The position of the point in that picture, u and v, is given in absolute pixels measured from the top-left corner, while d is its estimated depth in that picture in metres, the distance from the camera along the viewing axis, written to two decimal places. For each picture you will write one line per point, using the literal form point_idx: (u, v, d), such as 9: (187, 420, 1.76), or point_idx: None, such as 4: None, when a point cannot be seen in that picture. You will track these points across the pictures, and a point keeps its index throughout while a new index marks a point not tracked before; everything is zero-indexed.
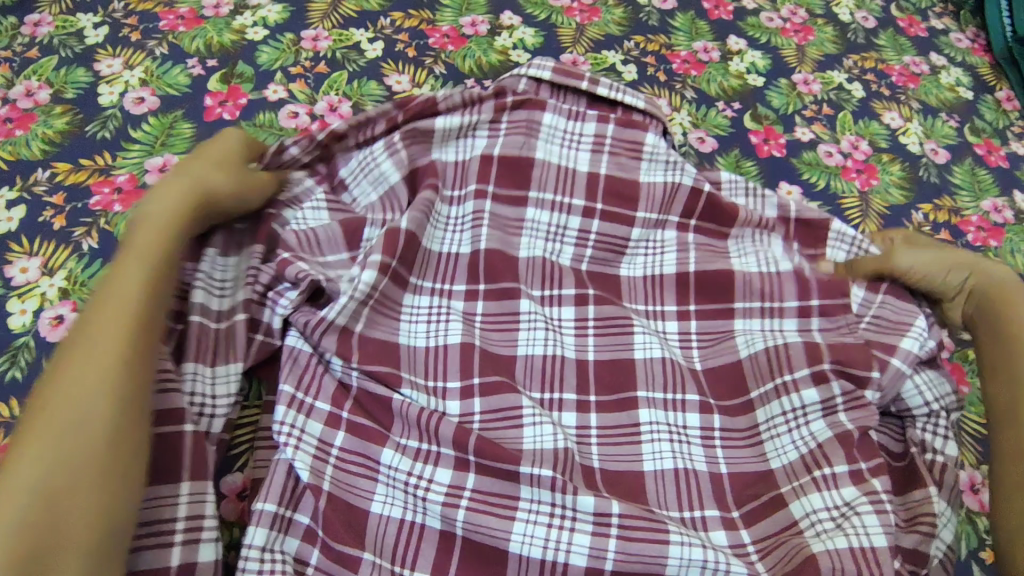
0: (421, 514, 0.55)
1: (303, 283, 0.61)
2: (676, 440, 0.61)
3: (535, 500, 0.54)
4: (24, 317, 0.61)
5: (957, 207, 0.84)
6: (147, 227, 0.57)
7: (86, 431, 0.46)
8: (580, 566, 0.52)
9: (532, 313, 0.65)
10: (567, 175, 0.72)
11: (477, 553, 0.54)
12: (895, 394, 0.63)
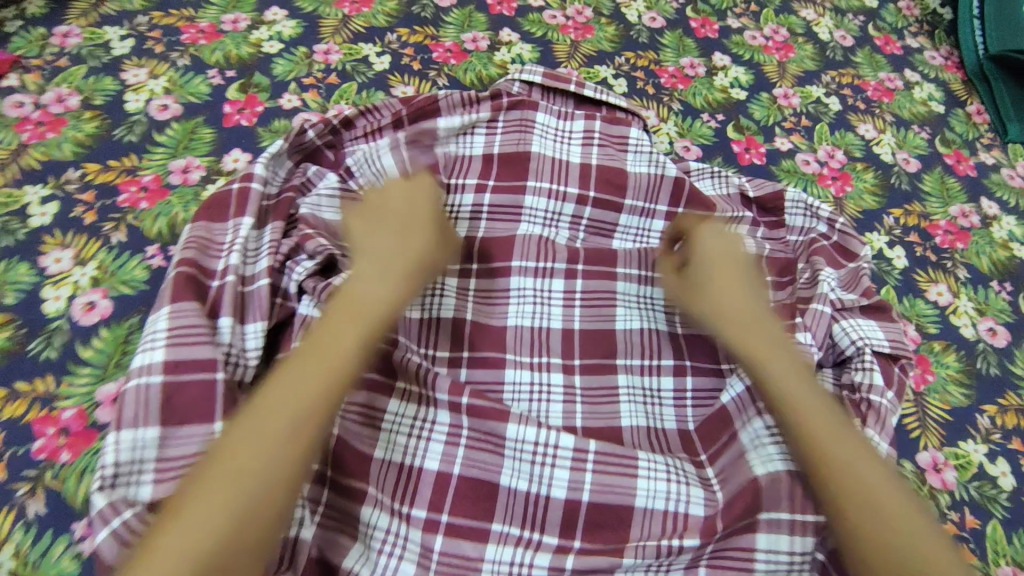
0: (420, 457, 0.60)
1: (320, 255, 0.67)
2: (648, 402, 0.68)
3: (520, 439, 0.60)
4: (58, 303, 0.66)
5: (926, 212, 0.90)
6: (360, 292, 0.58)
7: (265, 491, 0.47)
8: (561, 498, 0.59)
9: (521, 289, 0.73)
10: (561, 166, 0.79)
11: (470, 494, 0.60)
12: (823, 334, 0.74)
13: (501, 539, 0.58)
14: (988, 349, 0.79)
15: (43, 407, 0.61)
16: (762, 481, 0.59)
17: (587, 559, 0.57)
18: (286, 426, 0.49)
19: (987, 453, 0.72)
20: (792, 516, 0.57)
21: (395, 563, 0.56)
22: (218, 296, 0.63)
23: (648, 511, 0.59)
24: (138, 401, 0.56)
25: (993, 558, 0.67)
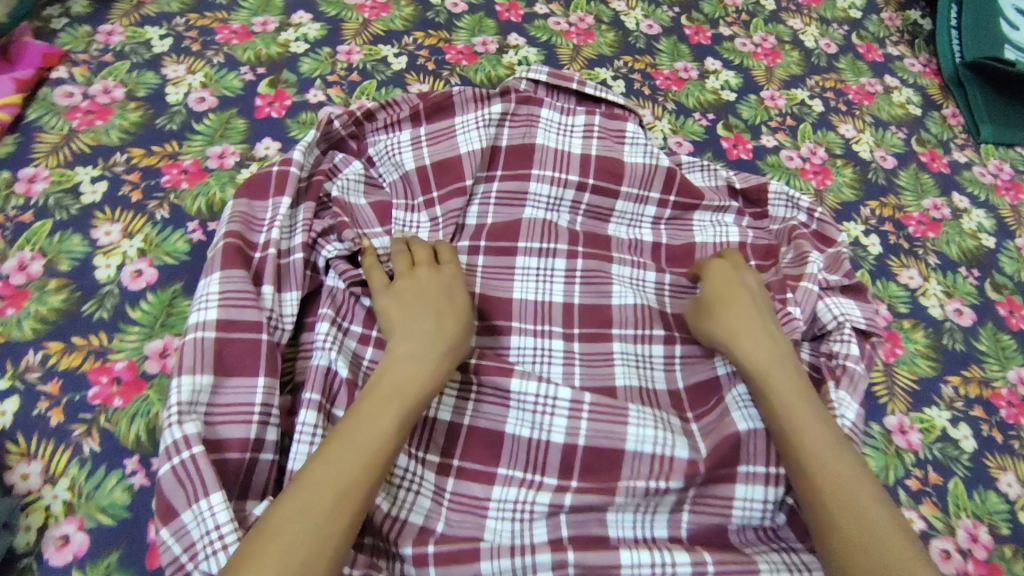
0: (434, 409, 0.67)
1: (353, 243, 0.75)
2: (641, 365, 0.75)
3: (522, 391, 0.67)
4: (109, 270, 0.74)
5: (901, 205, 0.98)
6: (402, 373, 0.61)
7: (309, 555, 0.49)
8: (560, 443, 0.66)
9: (525, 267, 0.80)
10: (563, 156, 0.87)
11: (479, 441, 0.67)
12: (811, 311, 0.80)
13: (506, 481, 0.65)
14: (954, 327, 0.86)
15: (97, 359, 0.68)
16: (744, 439, 0.67)
17: (584, 496, 0.63)
18: (330, 495, 0.52)
19: (950, 419, 0.79)
20: (768, 470, 0.65)
21: (412, 500, 0.63)
22: (261, 266, 0.72)
23: (637, 455, 0.66)
24: (196, 350, 0.65)
25: (954, 511, 0.74)
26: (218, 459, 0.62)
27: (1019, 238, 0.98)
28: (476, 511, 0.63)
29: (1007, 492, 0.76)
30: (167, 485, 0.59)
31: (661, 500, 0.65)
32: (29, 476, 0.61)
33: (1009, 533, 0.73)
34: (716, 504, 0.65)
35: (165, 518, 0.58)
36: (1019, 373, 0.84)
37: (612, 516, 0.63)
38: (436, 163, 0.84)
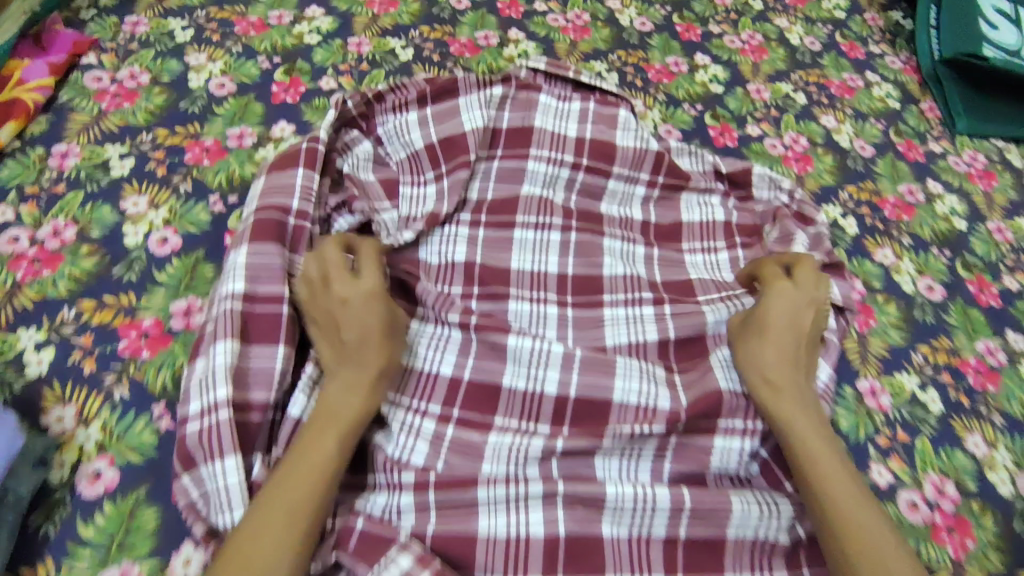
0: (436, 366, 0.73)
1: (360, 217, 0.85)
2: (631, 324, 0.80)
3: (518, 349, 0.73)
4: (137, 237, 0.80)
5: (877, 190, 1.03)
6: (332, 407, 0.64)
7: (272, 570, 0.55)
8: (553, 394, 0.71)
9: (523, 240, 0.86)
10: (559, 139, 0.94)
11: (477, 395, 0.71)
12: None
13: (502, 429, 0.70)
14: (925, 302, 0.92)
15: (127, 316, 0.74)
16: (727, 395, 0.72)
17: (575, 441, 0.68)
18: (281, 517, 0.57)
19: (919, 383, 0.84)
20: (745, 424, 0.72)
21: (412, 444, 0.68)
22: (297, 236, 0.76)
23: (623, 405, 0.71)
24: (228, 319, 0.68)
25: (922, 467, 0.79)
26: (241, 420, 0.65)
27: (989, 222, 1.03)
28: (474, 455, 0.68)
29: (972, 451, 0.81)
30: (192, 440, 0.63)
31: (643, 450, 0.70)
32: (63, 418, 0.67)
33: (974, 488, 0.78)
34: (697, 453, 0.70)
35: (186, 467, 0.62)
36: (986, 344, 0.90)
37: (599, 463, 0.69)
38: (441, 140, 0.90)
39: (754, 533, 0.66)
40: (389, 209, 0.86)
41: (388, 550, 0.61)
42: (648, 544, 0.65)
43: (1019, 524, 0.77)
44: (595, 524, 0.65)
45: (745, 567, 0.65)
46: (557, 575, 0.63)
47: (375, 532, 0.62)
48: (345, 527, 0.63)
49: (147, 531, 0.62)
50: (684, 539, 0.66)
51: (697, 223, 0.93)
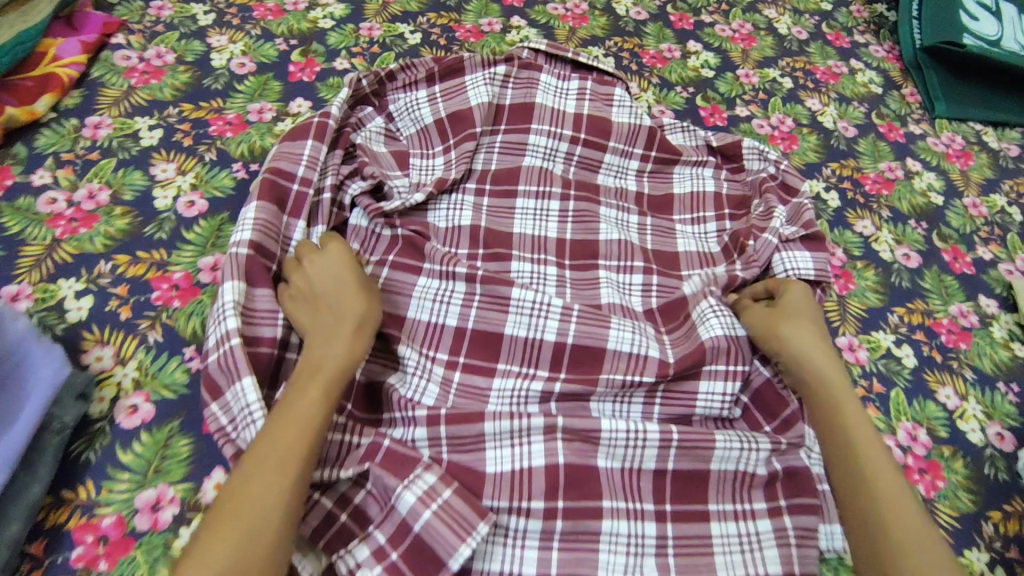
0: (443, 316, 0.78)
1: (372, 180, 0.88)
2: (622, 289, 0.87)
3: (520, 300, 0.78)
4: (167, 200, 0.86)
5: (859, 167, 1.10)
6: (317, 360, 0.66)
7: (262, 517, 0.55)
8: (551, 341, 0.77)
9: (524, 208, 0.92)
10: (559, 114, 1.01)
11: (481, 342, 0.77)
12: (767, 259, 0.88)
13: (505, 373, 0.76)
14: (902, 268, 0.98)
15: (159, 269, 0.80)
16: (708, 343, 0.77)
17: (571, 385, 0.74)
18: (268, 464, 0.58)
19: (894, 341, 0.90)
20: (728, 367, 0.77)
21: (424, 386, 0.74)
22: (298, 200, 0.83)
23: (616, 352, 0.77)
24: (233, 262, 0.74)
25: (896, 414, 0.84)
26: (250, 351, 0.72)
27: (965, 198, 1.09)
28: (480, 397, 0.74)
29: (944, 402, 0.86)
30: (213, 368, 0.69)
31: (635, 388, 0.76)
32: (102, 358, 0.72)
33: (945, 435, 0.83)
34: (683, 396, 0.76)
35: (214, 396, 0.68)
36: (959, 307, 0.96)
37: (595, 406, 0.75)
38: (449, 115, 0.97)
39: (736, 467, 0.72)
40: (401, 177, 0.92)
41: (415, 468, 0.64)
42: (640, 475, 0.71)
43: (989, 468, 0.82)
44: (592, 456, 0.70)
45: (727, 499, 0.72)
46: (559, 500, 0.67)
47: (401, 450, 0.65)
48: (373, 443, 0.66)
49: (180, 458, 0.68)
50: (672, 471, 0.72)
51: (688, 195, 0.99)
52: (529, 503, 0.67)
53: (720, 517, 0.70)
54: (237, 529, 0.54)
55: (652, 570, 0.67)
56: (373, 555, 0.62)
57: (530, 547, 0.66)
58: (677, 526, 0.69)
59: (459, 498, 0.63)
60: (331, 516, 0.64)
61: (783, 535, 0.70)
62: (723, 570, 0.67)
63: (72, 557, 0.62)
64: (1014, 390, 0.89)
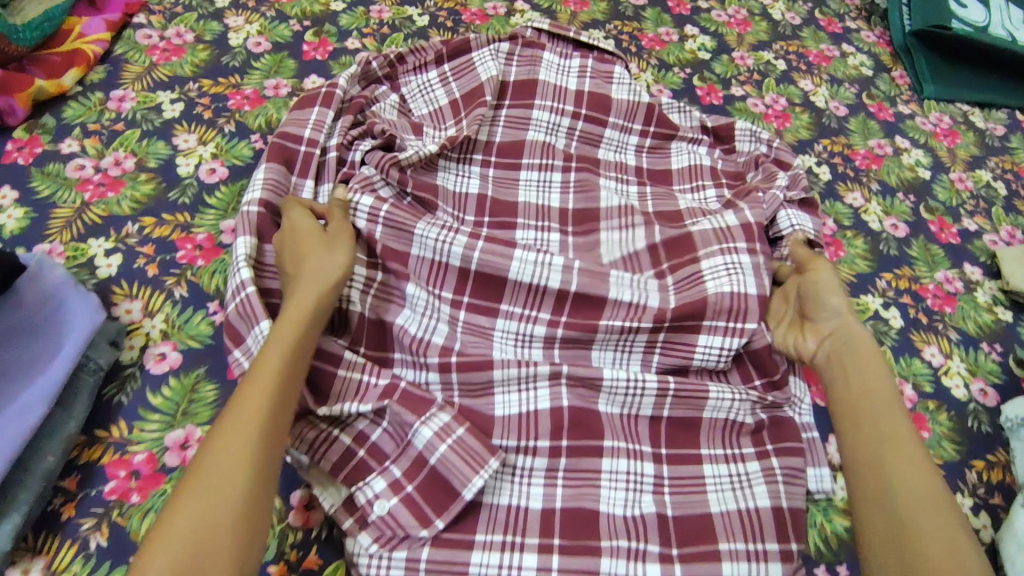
0: (445, 258, 0.79)
1: (382, 137, 0.90)
2: (623, 235, 0.90)
3: (524, 252, 0.79)
4: (189, 168, 0.90)
5: (850, 144, 1.14)
6: (288, 319, 0.65)
7: (232, 473, 0.52)
8: (554, 290, 0.79)
9: (528, 179, 0.97)
10: (561, 91, 1.05)
11: (484, 285, 0.79)
12: (773, 213, 0.93)
13: (508, 315, 0.79)
14: (890, 238, 1.03)
15: (184, 230, 0.84)
16: (709, 298, 0.79)
17: (571, 332, 0.78)
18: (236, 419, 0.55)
19: (882, 304, 0.95)
20: (727, 324, 0.79)
21: (433, 325, 0.78)
22: (307, 160, 0.89)
23: (617, 301, 0.79)
24: (244, 221, 0.79)
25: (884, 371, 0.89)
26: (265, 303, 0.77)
27: (952, 173, 1.14)
28: (485, 335, 0.79)
29: (929, 359, 0.90)
30: (233, 316, 0.73)
31: (634, 345, 0.79)
32: (131, 311, 0.77)
33: (930, 390, 0.88)
34: (682, 348, 0.80)
35: (236, 343, 0.72)
36: (945, 274, 1.00)
37: (595, 353, 0.79)
38: (463, 95, 1.02)
39: (726, 416, 0.76)
40: (416, 139, 0.95)
41: (431, 407, 0.69)
42: (637, 421, 0.75)
43: (972, 421, 0.86)
44: (593, 403, 0.74)
45: (718, 444, 0.76)
46: (563, 440, 0.71)
47: (416, 393, 0.70)
48: (390, 384, 0.70)
49: (206, 402, 0.72)
50: (667, 418, 0.76)
51: (686, 167, 1.03)
52: (536, 441, 0.71)
53: (711, 460, 0.75)
54: (199, 487, 0.51)
55: (650, 507, 0.70)
56: (389, 487, 0.66)
57: (536, 484, 0.70)
58: (673, 468, 0.74)
59: (471, 435, 0.67)
60: (349, 451, 0.68)
61: (771, 473, 0.74)
62: (716, 505, 0.71)
63: (105, 490, 0.65)
64: (996, 350, 0.93)
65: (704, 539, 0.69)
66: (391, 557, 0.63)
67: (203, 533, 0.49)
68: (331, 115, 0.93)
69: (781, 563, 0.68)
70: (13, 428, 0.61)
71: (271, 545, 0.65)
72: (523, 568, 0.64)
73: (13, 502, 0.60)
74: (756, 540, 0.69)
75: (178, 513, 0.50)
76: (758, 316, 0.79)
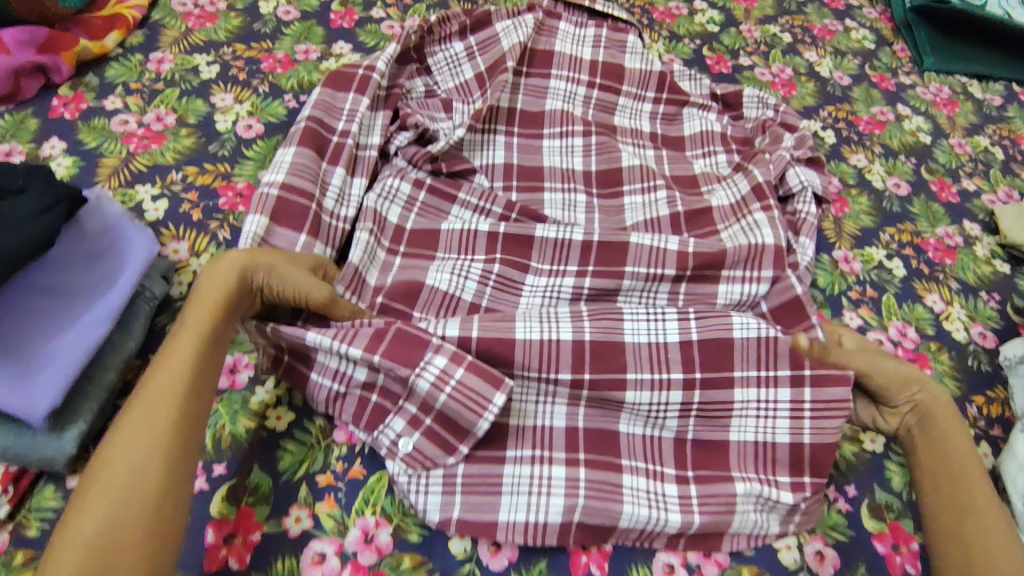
0: (475, 223, 0.88)
1: (415, 129, 0.96)
2: (646, 196, 0.97)
3: (546, 227, 0.88)
4: (227, 124, 0.95)
5: (853, 111, 1.19)
6: (199, 310, 0.66)
7: (134, 478, 0.55)
8: (580, 239, 0.87)
9: (551, 146, 1.03)
10: (576, 61, 1.11)
11: (514, 243, 0.88)
12: (780, 173, 0.98)
13: (537, 271, 0.87)
14: (893, 196, 1.07)
15: (224, 179, 0.89)
16: (729, 250, 0.86)
17: (600, 282, 0.85)
18: (141, 423, 0.58)
19: (886, 255, 0.99)
20: (744, 273, 0.86)
21: (462, 282, 0.85)
22: (339, 150, 0.91)
23: (638, 247, 0.86)
24: (262, 201, 0.82)
25: (889, 316, 0.93)
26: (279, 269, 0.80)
27: (951, 138, 1.19)
28: (516, 289, 0.86)
29: (931, 306, 0.95)
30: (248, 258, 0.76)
31: (655, 297, 0.86)
32: (178, 250, 0.81)
33: (932, 332, 0.92)
34: (704, 296, 0.86)
35: None
36: (945, 229, 1.05)
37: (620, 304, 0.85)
38: (488, 67, 1.06)
39: (757, 335, 0.74)
40: (445, 120, 1.00)
41: (425, 351, 0.69)
42: (666, 348, 0.74)
43: (972, 361, 0.90)
44: (618, 332, 0.74)
45: (752, 365, 0.74)
46: (586, 372, 0.72)
47: (411, 333, 0.70)
48: (382, 329, 0.70)
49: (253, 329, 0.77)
50: (698, 342, 0.74)
51: (698, 133, 1.07)
52: (557, 372, 0.72)
53: (743, 383, 0.73)
54: (102, 491, 0.54)
55: (670, 432, 0.74)
56: (408, 424, 0.69)
57: (559, 404, 0.74)
58: (703, 393, 0.73)
59: (471, 374, 0.68)
60: (363, 399, 0.71)
61: (799, 407, 0.73)
62: (736, 432, 0.74)
63: None
64: (995, 298, 0.98)
65: (717, 464, 0.73)
66: (429, 481, 0.68)
67: (110, 540, 0.52)
68: (364, 103, 0.95)
69: (792, 492, 0.71)
70: (79, 342, 0.64)
71: (319, 457, 0.69)
72: (553, 479, 0.69)
73: (79, 411, 0.64)
74: (768, 471, 0.73)
75: (81, 521, 0.53)
76: (774, 266, 0.86)
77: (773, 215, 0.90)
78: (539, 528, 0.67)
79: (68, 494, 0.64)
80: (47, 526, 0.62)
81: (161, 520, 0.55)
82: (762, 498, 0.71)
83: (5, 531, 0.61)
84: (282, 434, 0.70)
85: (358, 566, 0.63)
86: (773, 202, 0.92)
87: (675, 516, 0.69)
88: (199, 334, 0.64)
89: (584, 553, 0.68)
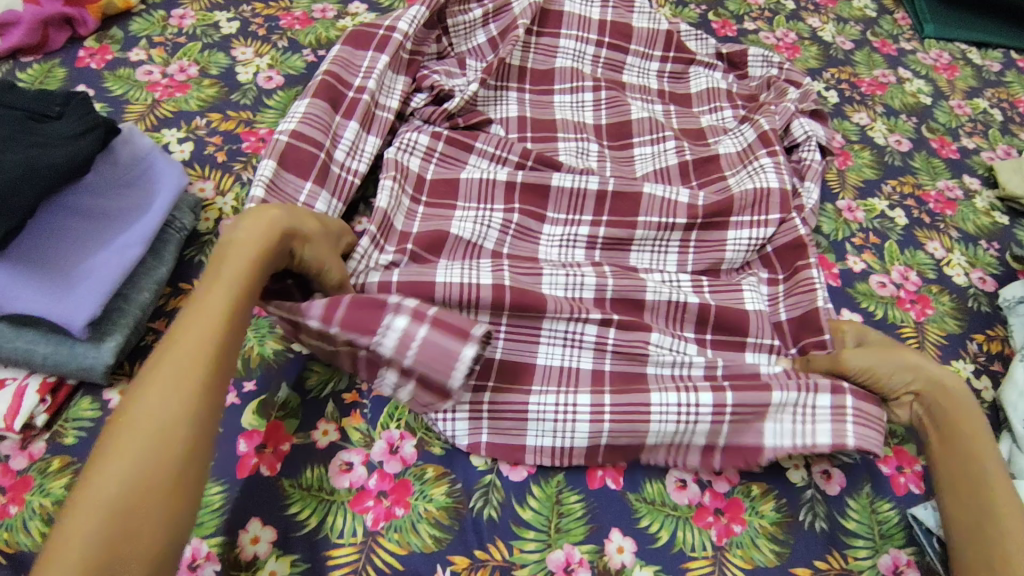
0: (493, 174, 0.91)
1: (433, 91, 0.98)
2: (655, 146, 0.99)
3: (562, 176, 0.91)
4: (248, 75, 0.97)
5: (855, 73, 1.22)
6: (233, 260, 0.62)
7: (163, 434, 0.51)
8: (594, 190, 0.90)
9: (562, 103, 1.05)
10: (585, 21, 1.13)
11: (531, 191, 0.90)
12: (785, 125, 1.01)
13: (553, 221, 0.90)
14: (894, 151, 1.10)
15: (246, 126, 0.91)
16: (736, 196, 0.89)
17: (613, 231, 0.88)
18: (171, 374, 0.54)
19: (887, 205, 1.02)
20: (752, 218, 0.89)
21: (485, 231, 0.87)
22: (352, 105, 0.92)
23: (651, 198, 0.90)
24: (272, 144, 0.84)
25: (892, 261, 0.96)
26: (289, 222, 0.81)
27: (951, 100, 1.22)
28: (533, 238, 0.89)
29: (932, 252, 0.97)
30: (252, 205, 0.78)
31: (668, 245, 0.89)
32: (204, 189, 0.84)
33: (934, 276, 0.95)
34: (713, 244, 0.88)
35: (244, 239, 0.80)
36: (945, 183, 1.07)
37: (634, 255, 0.88)
38: (500, 32, 1.08)
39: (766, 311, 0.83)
40: (461, 76, 1.04)
41: (383, 314, 0.66)
42: (685, 308, 0.81)
43: (973, 303, 0.93)
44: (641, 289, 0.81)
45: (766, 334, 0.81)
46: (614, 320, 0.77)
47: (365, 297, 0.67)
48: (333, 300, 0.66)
49: None
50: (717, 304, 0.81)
51: (704, 90, 1.09)
52: (588, 315, 0.76)
53: (755, 348, 0.81)
54: (130, 444, 0.50)
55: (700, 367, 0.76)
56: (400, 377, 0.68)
57: (585, 358, 0.76)
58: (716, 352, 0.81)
59: (434, 329, 0.66)
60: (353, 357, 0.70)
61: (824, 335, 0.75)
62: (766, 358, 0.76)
63: None
64: (994, 247, 1.00)
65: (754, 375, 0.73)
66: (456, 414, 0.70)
67: (135, 498, 0.48)
68: (383, 60, 0.97)
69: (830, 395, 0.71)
70: (115, 261, 0.67)
71: (345, 377, 0.72)
72: (578, 406, 0.71)
73: (115, 326, 0.67)
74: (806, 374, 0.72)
75: (106, 472, 0.49)
76: (780, 209, 0.89)
77: (778, 161, 0.93)
78: (565, 450, 0.69)
79: (104, 406, 0.66)
80: (84, 434, 0.65)
81: (188, 481, 0.51)
82: (799, 407, 0.71)
83: (42, 440, 0.64)
84: (308, 355, 0.73)
85: (385, 475, 0.66)
86: (778, 147, 0.95)
87: (705, 423, 0.70)
88: (235, 288, 0.60)
89: (600, 468, 0.71)
